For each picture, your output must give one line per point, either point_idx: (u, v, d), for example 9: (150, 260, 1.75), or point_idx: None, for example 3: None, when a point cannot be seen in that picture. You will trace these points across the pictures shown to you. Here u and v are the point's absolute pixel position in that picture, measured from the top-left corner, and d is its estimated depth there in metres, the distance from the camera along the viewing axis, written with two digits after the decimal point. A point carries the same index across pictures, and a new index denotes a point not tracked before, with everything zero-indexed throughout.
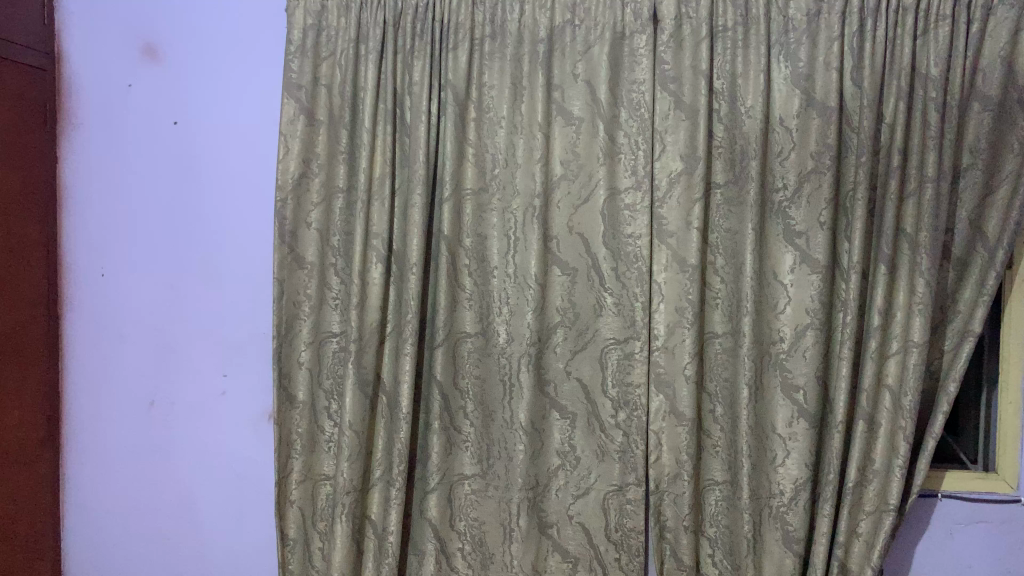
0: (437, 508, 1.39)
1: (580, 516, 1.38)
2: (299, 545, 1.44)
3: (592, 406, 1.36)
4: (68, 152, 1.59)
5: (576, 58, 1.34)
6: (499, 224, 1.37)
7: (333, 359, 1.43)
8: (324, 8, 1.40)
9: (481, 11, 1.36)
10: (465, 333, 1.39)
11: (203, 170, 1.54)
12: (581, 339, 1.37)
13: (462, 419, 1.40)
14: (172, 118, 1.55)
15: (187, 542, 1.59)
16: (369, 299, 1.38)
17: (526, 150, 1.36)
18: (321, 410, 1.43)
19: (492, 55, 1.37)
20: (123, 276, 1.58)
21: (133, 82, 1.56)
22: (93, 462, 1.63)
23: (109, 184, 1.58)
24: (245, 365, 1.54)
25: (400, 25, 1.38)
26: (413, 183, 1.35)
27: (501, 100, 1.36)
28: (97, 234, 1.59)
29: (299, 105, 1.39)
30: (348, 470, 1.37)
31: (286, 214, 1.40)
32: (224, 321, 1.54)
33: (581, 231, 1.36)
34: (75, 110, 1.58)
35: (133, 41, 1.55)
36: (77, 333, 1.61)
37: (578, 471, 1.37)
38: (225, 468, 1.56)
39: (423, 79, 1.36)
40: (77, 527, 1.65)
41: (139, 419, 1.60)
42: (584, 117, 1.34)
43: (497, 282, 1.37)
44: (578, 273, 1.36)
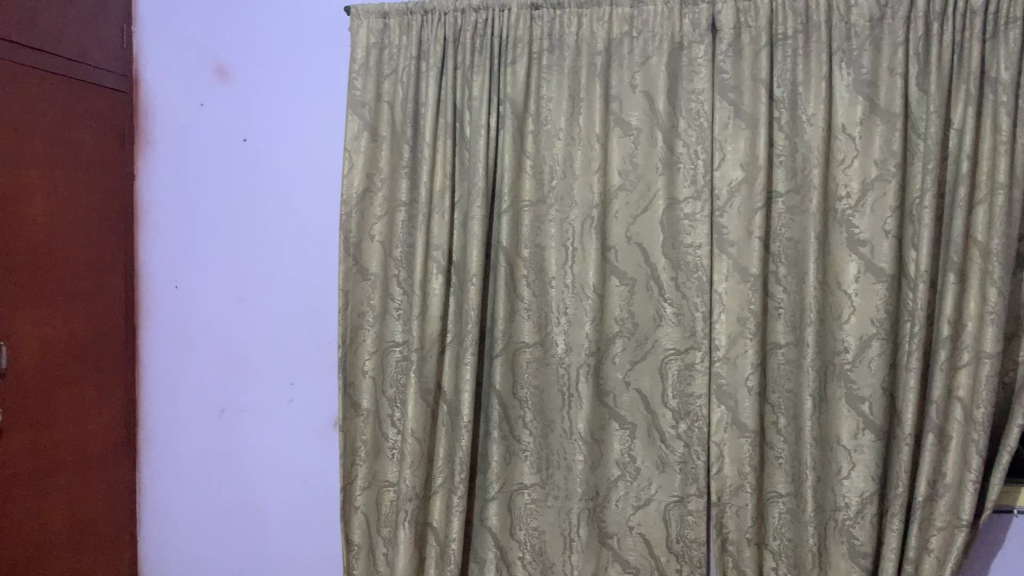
0: (497, 517, 1.41)
1: (641, 527, 1.37)
2: (364, 551, 1.46)
3: (652, 417, 1.36)
4: (144, 169, 1.66)
5: (634, 68, 1.35)
6: (557, 234, 1.38)
7: (396, 368, 1.46)
8: (386, 27, 1.44)
9: (539, 25, 1.39)
10: (523, 342, 1.40)
11: (271, 185, 1.59)
12: (641, 349, 1.37)
13: (522, 429, 1.41)
14: (242, 136, 1.61)
15: (255, 545, 1.64)
16: (431, 308, 1.41)
17: (584, 160, 1.37)
18: (385, 418, 1.47)
19: (550, 69, 1.39)
20: (195, 287, 1.65)
21: (206, 102, 1.62)
22: (166, 465, 1.69)
23: (182, 199, 1.65)
24: (312, 373, 1.59)
25: (460, 42, 1.41)
26: (472, 195, 1.38)
27: (559, 113, 1.38)
28: (170, 248, 1.66)
29: (363, 122, 1.43)
30: (411, 477, 1.40)
31: (352, 226, 1.44)
32: (292, 331, 1.59)
33: (640, 241, 1.36)
34: (150, 129, 1.66)
35: (206, 62, 1.62)
36: (151, 342, 1.68)
37: (639, 481, 1.37)
38: (292, 474, 1.61)
39: (482, 93, 1.39)
40: (152, 528, 1.71)
41: (210, 425, 1.65)
42: (642, 127, 1.35)
43: (556, 292, 1.38)
44: (637, 283, 1.36)
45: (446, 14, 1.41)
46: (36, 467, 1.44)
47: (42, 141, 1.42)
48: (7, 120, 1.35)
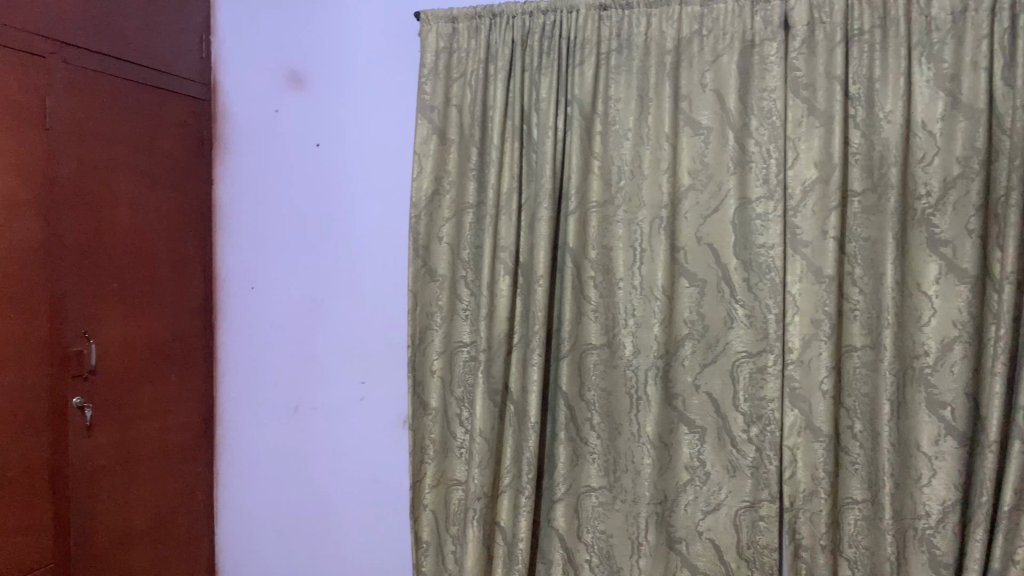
0: (564, 517, 1.41)
1: (711, 532, 1.34)
2: (432, 548, 1.48)
3: (722, 420, 1.33)
4: (221, 174, 1.72)
5: (704, 67, 1.33)
6: (625, 235, 1.37)
7: (464, 367, 1.48)
8: (455, 31, 1.46)
9: (607, 26, 1.38)
10: (590, 344, 1.40)
11: (343, 189, 1.63)
12: (711, 352, 1.35)
13: (589, 431, 1.40)
14: (316, 141, 1.65)
15: (328, 540, 1.67)
16: (498, 310, 1.41)
17: (653, 160, 1.36)
18: (453, 417, 1.48)
19: (618, 68, 1.38)
20: (269, 288, 1.69)
21: (280, 108, 1.67)
22: (243, 461, 1.74)
23: (258, 203, 1.70)
24: (383, 373, 1.61)
25: (527, 45, 1.42)
26: (540, 196, 1.38)
27: (628, 112, 1.37)
28: (247, 250, 1.71)
29: (431, 125, 1.45)
30: (479, 476, 1.41)
31: (420, 229, 1.46)
32: (363, 331, 1.62)
33: (710, 241, 1.34)
34: (227, 135, 1.71)
35: (281, 69, 1.66)
36: (229, 341, 1.74)
37: (708, 486, 1.34)
38: (363, 471, 1.63)
39: (550, 95, 1.39)
40: (230, 521, 1.77)
41: (284, 423, 1.70)
42: (712, 126, 1.33)
43: (623, 293, 1.37)
44: (707, 284, 1.35)
45: (514, 17, 1.42)
46: (122, 460, 1.50)
47: (129, 148, 1.49)
48: (98, 129, 1.42)
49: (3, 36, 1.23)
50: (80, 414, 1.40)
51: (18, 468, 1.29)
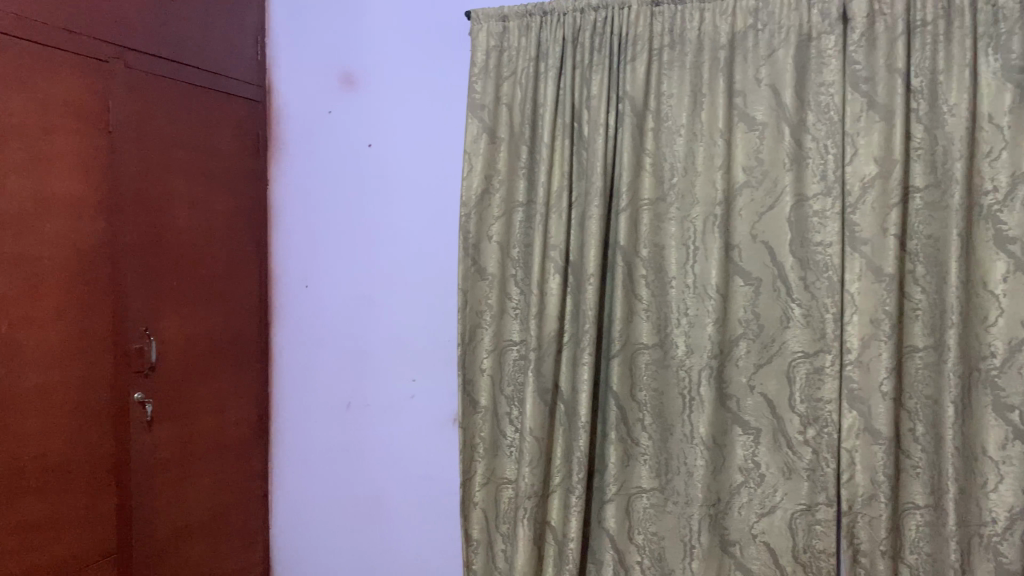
0: (615, 518, 1.40)
1: (765, 535, 1.31)
2: (482, 546, 1.49)
3: (778, 422, 1.31)
4: (276, 175, 1.75)
5: (759, 62, 1.31)
6: (678, 233, 1.36)
7: (514, 367, 1.47)
8: (505, 30, 1.45)
9: (659, 21, 1.36)
10: (642, 344, 1.39)
11: (395, 189, 1.64)
12: (766, 352, 1.32)
13: (640, 432, 1.39)
14: (367, 141, 1.66)
15: (379, 537, 1.69)
16: (548, 308, 1.41)
17: (707, 156, 1.34)
18: (503, 416, 1.48)
19: (671, 64, 1.36)
20: (322, 287, 1.72)
21: (332, 109, 1.69)
22: (296, 456, 1.77)
23: (311, 203, 1.72)
24: (433, 370, 1.62)
25: (578, 42, 1.41)
26: (591, 194, 1.37)
27: (681, 109, 1.35)
28: (301, 249, 1.74)
29: (482, 124, 1.45)
30: (530, 475, 1.40)
31: (470, 227, 1.46)
32: (413, 329, 1.63)
33: (766, 239, 1.31)
34: (282, 136, 1.74)
35: (334, 71, 1.69)
36: (283, 339, 1.77)
37: (763, 488, 1.32)
38: (413, 468, 1.64)
39: (600, 92, 1.38)
40: (284, 516, 1.80)
41: (336, 420, 1.72)
42: (767, 121, 1.30)
43: (675, 293, 1.36)
44: (762, 283, 1.32)
45: (565, 14, 1.41)
46: (181, 455, 1.54)
47: (187, 149, 1.52)
48: (157, 132, 1.45)
49: (65, 41, 1.27)
50: (141, 409, 1.44)
51: (81, 461, 1.33)
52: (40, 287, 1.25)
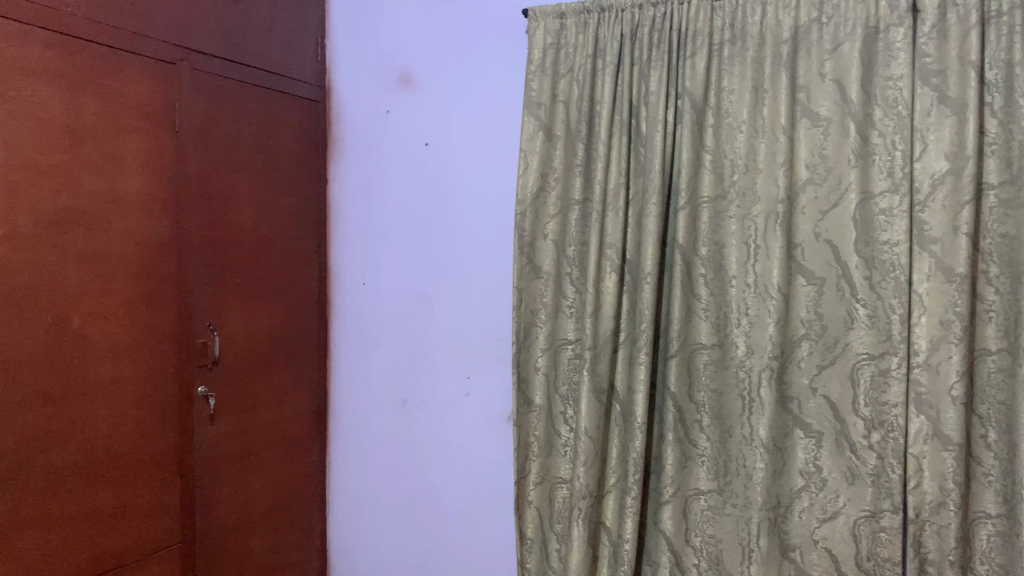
0: (672, 520, 1.39)
1: (827, 541, 1.28)
2: (537, 546, 1.49)
3: (841, 425, 1.27)
4: (336, 175, 1.78)
5: (824, 56, 1.27)
6: (738, 231, 1.33)
7: (568, 366, 1.46)
8: (563, 27, 1.45)
9: (720, 15, 1.33)
10: (700, 344, 1.36)
11: (451, 188, 1.65)
12: (829, 354, 1.28)
13: (698, 433, 1.37)
14: (424, 140, 1.68)
15: (433, 533, 1.70)
16: (604, 307, 1.40)
17: (768, 154, 1.31)
18: (557, 415, 1.47)
19: (731, 60, 1.33)
20: (380, 284, 1.74)
21: (390, 108, 1.71)
22: (354, 451, 1.80)
23: (370, 201, 1.75)
24: (488, 368, 1.62)
25: (637, 38, 1.39)
26: (648, 192, 1.36)
27: (741, 104, 1.32)
28: (360, 247, 1.77)
29: (538, 122, 1.45)
30: (585, 475, 1.40)
31: (525, 226, 1.46)
32: (468, 327, 1.63)
33: (829, 238, 1.27)
34: (342, 136, 1.77)
35: (391, 71, 1.70)
36: (342, 335, 1.80)
37: (825, 493, 1.28)
38: (468, 466, 1.65)
39: (659, 88, 1.36)
40: (341, 510, 1.83)
41: (393, 416, 1.74)
42: (832, 117, 1.26)
43: (735, 292, 1.33)
44: (826, 283, 1.28)
45: (623, 11, 1.39)
46: (241, 447, 1.57)
47: (250, 149, 1.55)
48: (221, 132, 1.48)
49: (133, 44, 1.31)
50: (205, 402, 1.48)
51: (145, 452, 1.37)
52: (109, 282, 1.29)
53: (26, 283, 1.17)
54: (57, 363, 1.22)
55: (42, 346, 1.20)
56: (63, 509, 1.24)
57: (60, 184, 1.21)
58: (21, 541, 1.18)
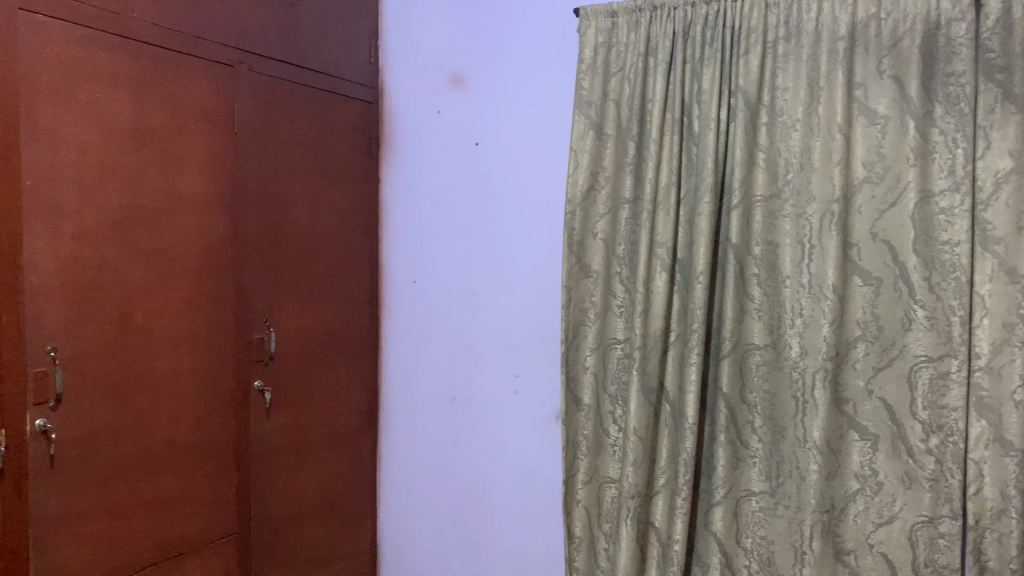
0: (723, 521, 1.38)
1: (883, 546, 1.26)
2: (585, 544, 1.49)
3: (897, 428, 1.24)
4: (387, 174, 1.81)
5: (882, 52, 1.24)
6: (793, 231, 1.31)
7: (617, 365, 1.46)
8: (614, 26, 1.44)
9: (775, 12, 1.31)
10: (753, 345, 1.35)
11: (501, 187, 1.65)
12: (886, 355, 1.25)
13: (751, 434, 1.36)
14: (475, 140, 1.69)
15: (480, 528, 1.72)
16: (654, 307, 1.39)
17: (824, 152, 1.28)
18: (606, 415, 1.47)
19: (787, 57, 1.31)
20: (430, 283, 1.76)
21: (442, 109, 1.73)
22: (403, 447, 1.83)
23: (420, 200, 1.77)
24: (536, 366, 1.62)
25: (690, 36, 1.38)
26: (700, 190, 1.35)
27: (797, 103, 1.30)
28: (411, 246, 1.79)
29: (589, 121, 1.45)
30: (634, 475, 1.39)
31: (575, 224, 1.47)
32: (517, 325, 1.64)
33: (887, 237, 1.25)
34: (394, 136, 1.80)
35: (443, 71, 1.72)
36: (392, 333, 1.83)
37: (881, 496, 1.26)
38: (516, 464, 1.66)
39: (712, 85, 1.35)
40: (390, 505, 1.86)
41: (442, 413, 1.76)
42: (890, 114, 1.24)
43: (789, 293, 1.31)
44: (883, 283, 1.25)
45: (676, 8, 1.38)
46: (295, 441, 1.60)
47: (306, 149, 1.58)
48: (277, 132, 1.52)
49: (195, 47, 1.35)
50: (260, 396, 1.51)
51: (203, 445, 1.40)
52: (171, 279, 1.33)
53: (94, 280, 1.22)
54: (122, 357, 1.26)
55: (110, 341, 1.24)
56: (126, 498, 1.28)
57: (126, 184, 1.25)
58: (88, 528, 1.23)
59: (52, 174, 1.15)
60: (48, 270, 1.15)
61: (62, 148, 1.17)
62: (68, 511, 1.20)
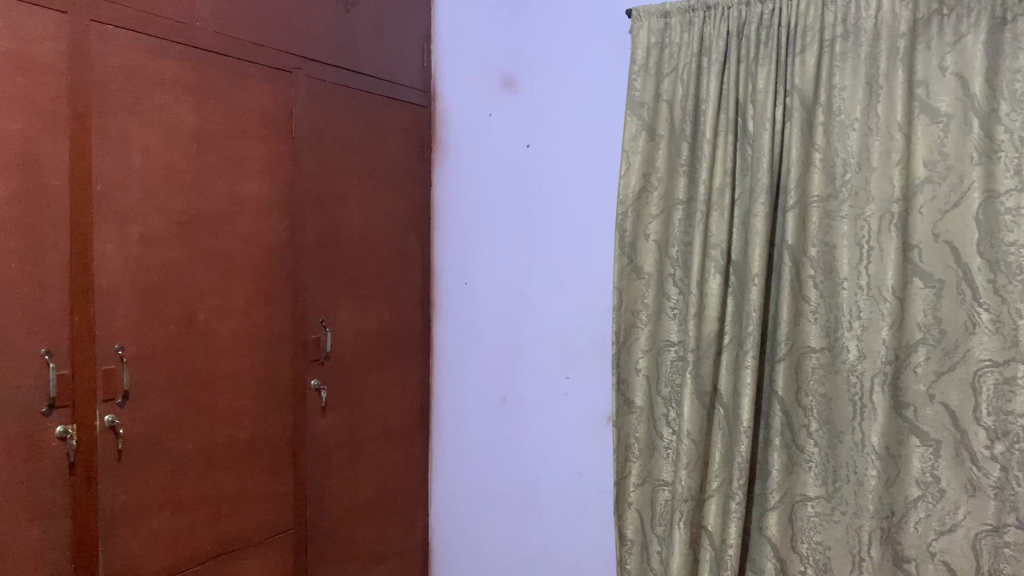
0: (778, 526, 1.36)
1: (945, 554, 1.23)
2: (637, 547, 1.49)
3: (961, 435, 1.21)
4: (439, 177, 1.83)
5: (944, 49, 1.21)
6: (850, 232, 1.29)
7: (671, 367, 1.45)
8: (667, 26, 1.44)
9: (832, 10, 1.29)
10: (810, 348, 1.33)
11: (552, 189, 1.66)
12: (948, 359, 1.22)
13: (806, 438, 1.34)
14: (526, 142, 1.70)
15: (531, 528, 1.73)
16: (708, 309, 1.38)
17: (883, 153, 1.25)
18: (660, 417, 1.47)
19: (844, 56, 1.29)
20: (481, 284, 1.78)
21: (493, 112, 1.75)
22: (455, 447, 1.85)
23: (471, 203, 1.79)
24: (588, 368, 1.62)
25: (744, 35, 1.37)
26: (756, 191, 1.33)
27: (855, 101, 1.28)
28: (463, 248, 1.81)
29: (641, 122, 1.45)
30: (687, 478, 1.39)
31: (627, 226, 1.46)
32: (568, 327, 1.64)
33: (950, 238, 1.21)
34: (446, 139, 1.82)
35: (495, 75, 1.74)
36: (444, 333, 1.85)
37: (944, 504, 1.22)
38: (566, 465, 1.66)
39: (767, 85, 1.33)
40: (442, 503, 1.88)
41: (494, 414, 1.78)
42: (952, 113, 1.20)
43: (847, 294, 1.29)
44: (946, 285, 1.22)
45: (730, 8, 1.37)
46: (349, 440, 1.63)
47: (360, 152, 1.61)
48: (333, 137, 1.55)
49: (254, 54, 1.38)
50: (316, 395, 1.54)
51: (262, 442, 1.44)
52: (231, 281, 1.37)
53: (158, 280, 1.26)
54: (184, 356, 1.30)
55: (173, 339, 1.28)
56: (188, 493, 1.32)
57: (189, 188, 1.29)
58: (150, 522, 1.27)
59: (120, 179, 1.20)
60: (116, 271, 1.20)
61: (129, 154, 1.21)
62: (134, 504, 1.24)
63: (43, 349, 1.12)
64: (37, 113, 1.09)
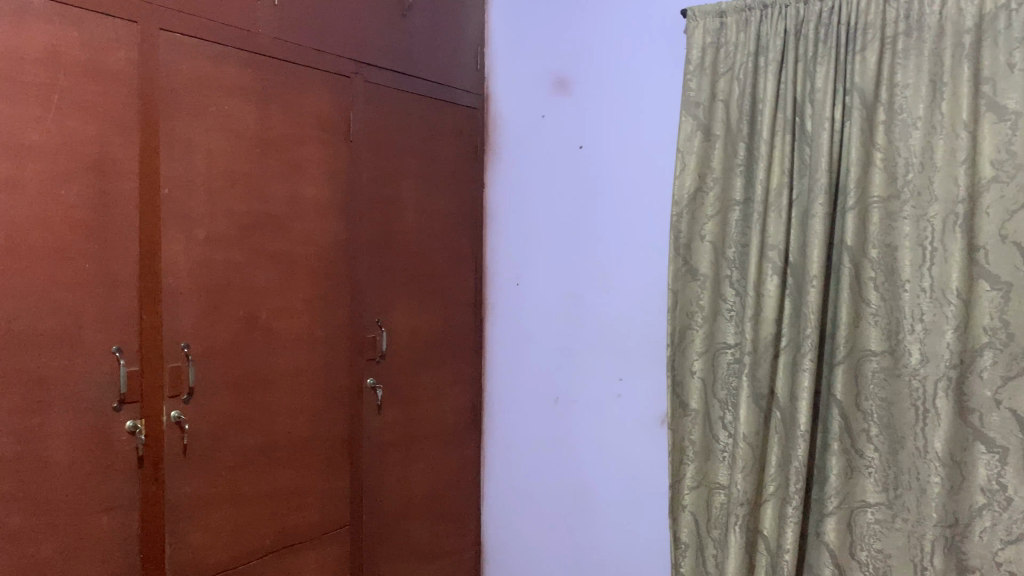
0: (836, 532, 1.33)
1: (1012, 564, 1.19)
2: (692, 550, 1.48)
3: None
4: (492, 179, 1.84)
5: (1013, 44, 1.17)
6: (912, 233, 1.26)
7: (728, 369, 1.44)
8: (723, 25, 1.43)
9: (894, 7, 1.26)
10: (870, 351, 1.31)
11: (605, 190, 1.66)
12: (1016, 363, 1.18)
13: (866, 444, 1.31)
14: (578, 143, 1.70)
15: (582, 529, 1.73)
16: (765, 312, 1.36)
17: (947, 150, 1.22)
18: (716, 419, 1.46)
19: (906, 53, 1.26)
20: (534, 285, 1.79)
21: (546, 113, 1.76)
22: (507, 446, 1.86)
23: (524, 204, 1.80)
24: (640, 370, 1.61)
25: (802, 33, 1.35)
26: (814, 191, 1.31)
27: (917, 99, 1.25)
28: (515, 249, 1.82)
29: (696, 122, 1.44)
30: (743, 481, 1.37)
31: (681, 227, 1.45)
32: (620, 328, 1.64)
33: (1018, 240, 1.18)
34: (499, 142, 1.84)
35: (547, 77, 1.75)
36: (496, 334, 1.86)
37: (1011, 513, 1.19)
38: (618, 466, 1.65)
39: (826, 84, 1.31)
40: (494, 502, 1.89)
41: (545, 414, 1.78)
42: (1021, 110, 1.17)
43: (909, 297, 1.26)
44: (1014, 288, 1.18)
45: (787, 6, 1.35)
46: (403, 438, 1.66)
47: (415, 154, 1.63)
48: (389, 139, 1.57)
49: (314, 59, 1.41)
50: (372, 394, 1.57)
51: (318, 439, 1.47)
52: (291, 281, 1.40)
53: (222, 280, 1.30)
54: (247, 355, 1.34)
55: (236, 337, 1.32)
56: (250, 488, 1.36)
57: (251, 191, 1.33)
58: (212, 516, 1.30)
59: (187, 182, 1.24)
60: (183, 271, 1.24)
61: (195, 158, 1.25)
62: (197, 498, 1.28)
63: (114, 346, 1.16)
64: (109, 119, 1.14)
